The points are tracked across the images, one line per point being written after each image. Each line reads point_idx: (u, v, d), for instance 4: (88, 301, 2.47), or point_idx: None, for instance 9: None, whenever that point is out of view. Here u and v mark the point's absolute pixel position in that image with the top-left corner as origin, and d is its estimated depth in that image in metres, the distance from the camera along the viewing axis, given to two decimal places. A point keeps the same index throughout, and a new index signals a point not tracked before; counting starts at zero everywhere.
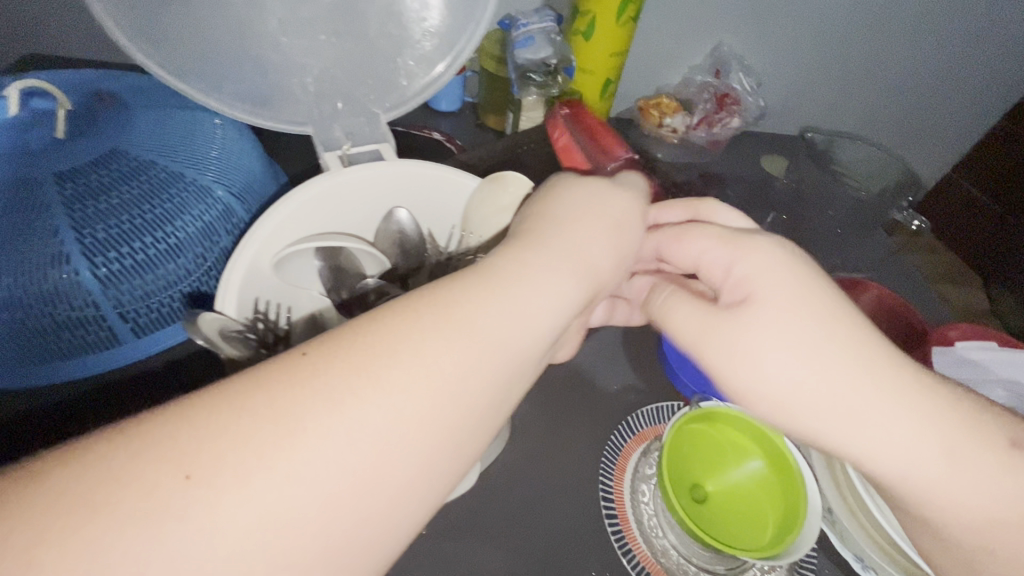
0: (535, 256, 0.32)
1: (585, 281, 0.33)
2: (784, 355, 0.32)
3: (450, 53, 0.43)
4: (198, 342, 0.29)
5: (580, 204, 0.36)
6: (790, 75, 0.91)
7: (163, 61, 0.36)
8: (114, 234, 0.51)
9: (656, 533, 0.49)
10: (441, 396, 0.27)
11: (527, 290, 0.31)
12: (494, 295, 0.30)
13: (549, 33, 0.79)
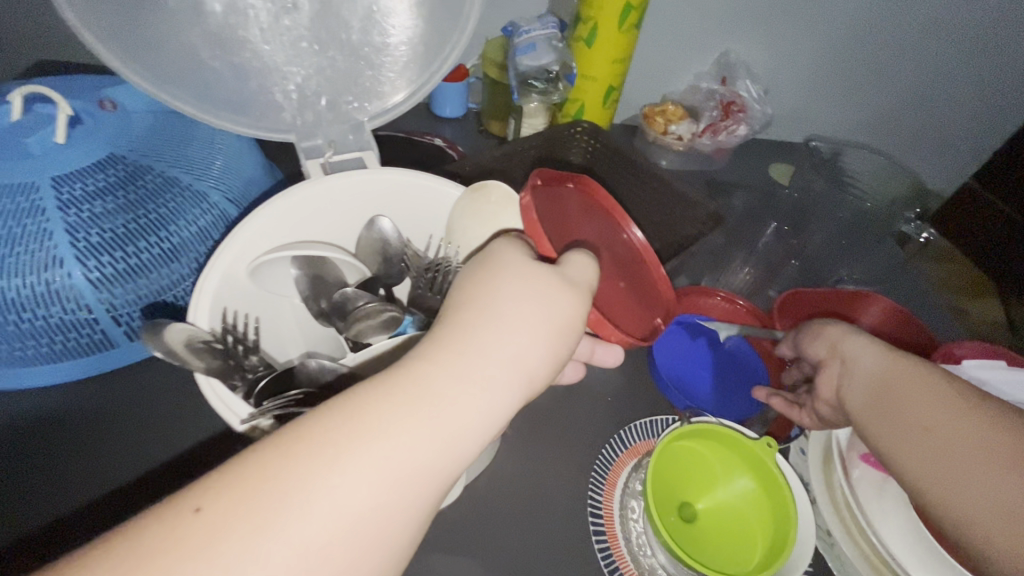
0: (463, 368, 0.28)
1: (519, 389, 0.29)
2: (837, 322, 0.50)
3: (434, 63, 0.42)
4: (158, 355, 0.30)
5: (521, 287, 0.31)
6: (800, 83, 0.90)
7: (142, 67, 0.37)
8: (109, 238, 0.52)
9: (644, 551, 0.48)
10: (358, 525, 0.24)
11: (451, 412, 0.27)
12: (416, 420, 0.26)
13: (551, 40, 0.79)
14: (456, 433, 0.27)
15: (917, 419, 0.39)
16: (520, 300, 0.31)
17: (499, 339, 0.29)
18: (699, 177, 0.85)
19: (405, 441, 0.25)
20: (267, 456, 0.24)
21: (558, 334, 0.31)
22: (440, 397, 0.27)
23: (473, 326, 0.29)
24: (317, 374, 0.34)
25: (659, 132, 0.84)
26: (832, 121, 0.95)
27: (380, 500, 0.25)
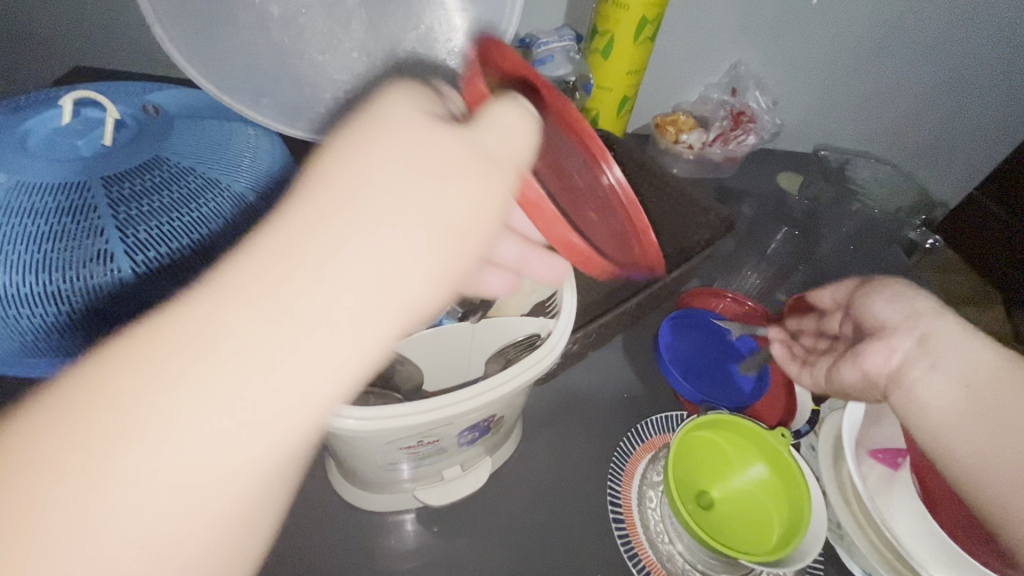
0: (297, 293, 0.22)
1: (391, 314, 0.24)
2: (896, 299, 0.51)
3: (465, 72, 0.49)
4: None
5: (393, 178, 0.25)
6: (807, 94, 0.93)
7: (208, 65, 0.43)
8: (154, 234, 0.53)
9: (662, 538, 0.50)
10: (207, 465, 0.21)
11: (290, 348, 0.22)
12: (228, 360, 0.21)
13: (569, 52, 0.81)
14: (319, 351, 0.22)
15: (991, 408, 0.42)
16: (385, 181, 0.24)
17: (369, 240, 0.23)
18: (710, 185, 0.88)
19: (228, 365, 0.21)
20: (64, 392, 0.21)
21: (450, 230, 0.25)
22: (265, 300, 0.22)
23: (319, 226, 0.23)
24: None
25: (671, 141, 0.87)
26: (840, 132, 0.98)
27: (234, 432, 0.21)
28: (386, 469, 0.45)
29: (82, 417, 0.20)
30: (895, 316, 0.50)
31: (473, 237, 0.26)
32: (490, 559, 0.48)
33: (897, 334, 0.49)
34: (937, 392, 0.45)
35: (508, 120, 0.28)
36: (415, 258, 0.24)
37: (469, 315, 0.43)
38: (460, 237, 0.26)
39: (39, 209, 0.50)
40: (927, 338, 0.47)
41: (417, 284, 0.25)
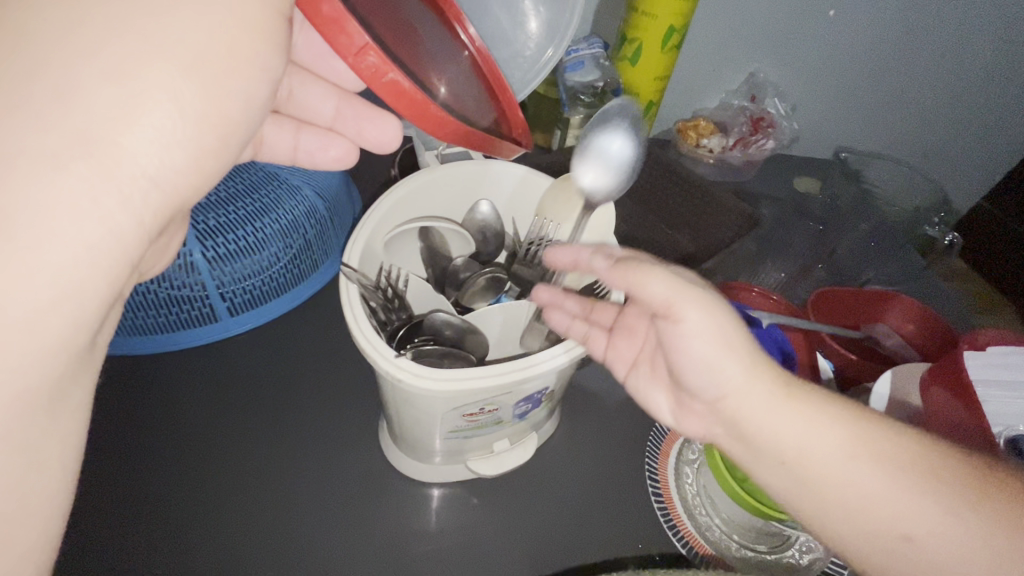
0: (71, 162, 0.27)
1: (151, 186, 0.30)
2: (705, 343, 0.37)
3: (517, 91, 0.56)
4: (344, 302, 0.35)
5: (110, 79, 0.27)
6: (824, 101, 0.97)
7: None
8: (221, 222, 0.59)
9: (699, 511, 0.52)
10: (57, 304, 0.27)
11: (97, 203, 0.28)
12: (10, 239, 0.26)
13: (598, 58, 0.87)
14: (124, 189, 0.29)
15: (819, 484, 0.36)
16: (144, 57, 0.28)
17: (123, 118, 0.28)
18: (732, 187, 0.92)
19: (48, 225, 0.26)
20: None
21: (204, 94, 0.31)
22: (72, 155, 0.27)
23: (78, 105, 0.27)
24: (441, 326, 0.41)
25: (692, 145, 0.91)
26: (857, 137, 1.02)
27: (60, 280, 0.27)
28: (446, 437, 0.48)
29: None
30: (698, 373, 0.38)
31: (221, 130, 0.33)
32: (535, 527, 0.52)
33: (710, 409, 0.40)
34: (779, 475, 0.38)
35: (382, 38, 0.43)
36: (172, 132, 0.30)
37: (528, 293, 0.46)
38: (209, 125, 0.32)
39: None
40: (734, 419, 0.38)
41: (178, 154, 0.31)
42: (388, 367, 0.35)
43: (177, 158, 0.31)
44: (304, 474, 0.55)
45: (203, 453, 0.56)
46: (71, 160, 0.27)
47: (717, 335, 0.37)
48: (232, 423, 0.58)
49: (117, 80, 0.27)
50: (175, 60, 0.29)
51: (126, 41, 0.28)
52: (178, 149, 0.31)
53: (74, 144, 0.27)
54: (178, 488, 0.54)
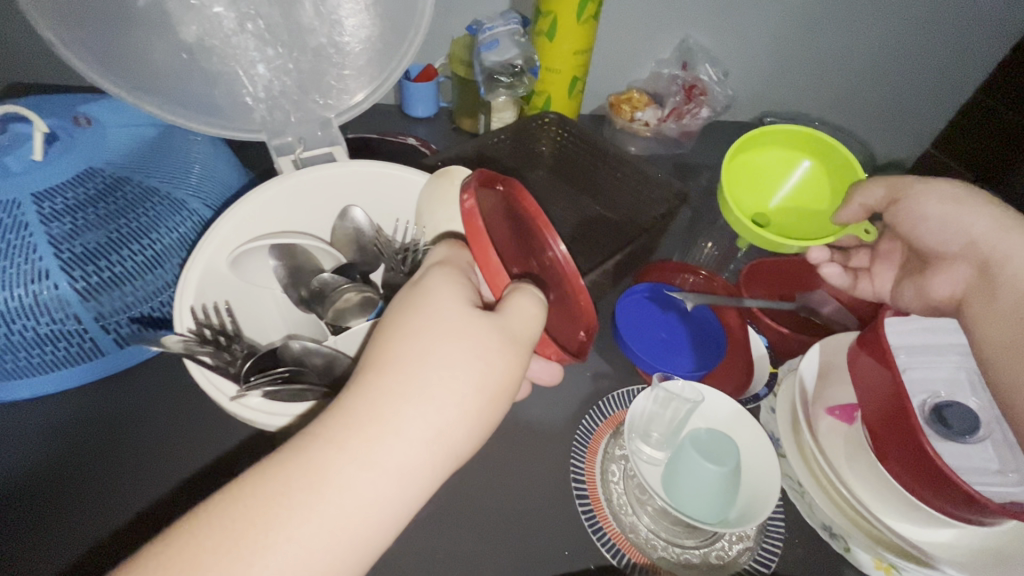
0: (345, 439, 0.29)
1: (437, 467, 0.30)
2: (944, 203, 0.52)
3: (383, 72, 0.44)
4: (171, 351, 0.30)
5: (442, 359, 0.31)
6: (756, 65, 0.93)
7: (103, 70, 0.37)
8: (91, 249, 0.53)
9: (624, 510, 0.50)
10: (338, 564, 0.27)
11: (363, 480, 0.28)
12: (299, 502, 0.27)
13: (514, 35, 0.81)
14: (374, 471, 0.28)
15: None
16: (432, 348, 0.32)
17: (408, 409, 0.30)
18: (667, 161, 0.89)
19: (337, 504, 0.28)
20: (235, 504, 0.27)
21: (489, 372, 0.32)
22: (395, 425, 0.29)
23: (381, 384, 0.30)
24: (301, 355, 0.36)
25: (627, 120, 0.87)
26: (787, 98, 0.99)
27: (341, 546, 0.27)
28: None
29: (237, 516, 0.27)
30: (935, 223, 0.52)
31: (495, 407, 0.33)
32: (456, 550, 0.47)
33: (964, 258, 0.51)
34: (1004, 323, 0.47)
35: (530, 311, 0.35)
36: (434, 406, 0.30)
37: None
38: (500, 384, 0.33)
39: None
40: (989, 264, 0.49)
41: (468, 424, 0.31)
42: (228, 407, 0.31)
43: (433, 435, 0.30)
44: (196, 512, 0.51)
45: (80, 500, 0.50)
46: (355, 440, 0.29)
47: (949, 201, 0.52)
48: (120, 466, 0.53)
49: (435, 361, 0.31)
50: (480, 363, 0.32)
51: (458, 340, 0.32)
52: (443, 426, 0.30)
53: (420, 429, 0.30)
54: (45, 550, 0.48)
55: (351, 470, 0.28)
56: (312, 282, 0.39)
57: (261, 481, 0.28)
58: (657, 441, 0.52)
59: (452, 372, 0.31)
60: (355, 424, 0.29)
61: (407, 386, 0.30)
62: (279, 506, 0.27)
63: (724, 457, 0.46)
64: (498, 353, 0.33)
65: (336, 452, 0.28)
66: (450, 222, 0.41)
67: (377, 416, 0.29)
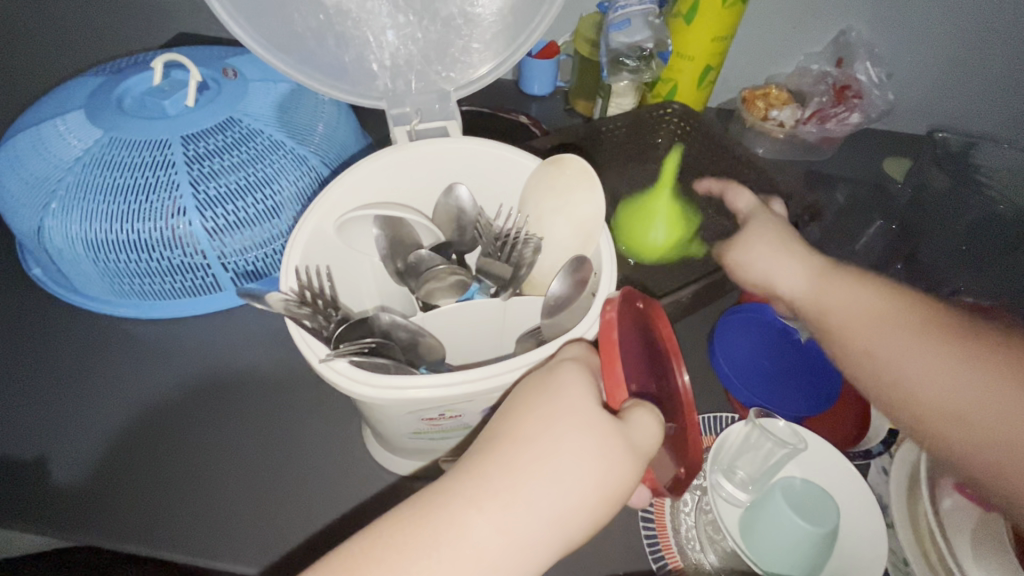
0: (476, 497, 0.30)
1: (556, 541, 0.30)
2: (745, 246, 0.55)
3: (513, 43, 0.42)
4: (276, 308, 0.32)
5: (574, 441, 0.31)
6: (928, 74, 0.78)
7: (249, 25, 0.38)
8: (222, 193, 0.58)
9: (693, 546, 0.46)
10: None
11: (488, 539, 0.29)
12: (429, 547, 0.29)
13: (648, 16, 0.75)
14: (504, 534, 0.29)
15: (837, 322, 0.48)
16: (563, 426, 0.31)
17: (536, 484, 0.30)
18: (800, 169, 0.79)
19: (464, 561, 0.29)
20: (376, 535, 0.30)
21: (619, 460, 0.31)
22: (523, 495, 0.30)
23: (515, 454, 0.31)
24: (389, 328, 0.37)
25: (758, 118, 0.79)
26: (974, 111, 0.80)
27: None
28: (410, 437, 0.44)
29: (378, 549, 0.29)
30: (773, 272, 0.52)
31: (617, 502, 0.32)
32: None
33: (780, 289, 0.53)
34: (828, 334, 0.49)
35: (652, 427, 0.32)
36: (566, 490, 0.30)
37: (500, 291, 0.40)
38: (631, 474, 0.32)
39: (128, 163, 0.56)
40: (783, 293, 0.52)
41: (592, 505, 0.31)
42: (318, 369, 0.32)
43: (556, 514, 0.30)
44: (280, 451, 0.54)
45: (190, 418, 0.57)
46: (484, 503, 0.30)
47: (749, 239, 0.55)
48: (223, 396, 0.58)
49: (565, 444, 0.31)
50: (608, 450, 0.31)
51: (587, 423, 0.31)
52: (567, 510, 0.30)
53: (544, 501, 0.30)
54: (156, 460, 0.54)
55: (477, 532, 0.29)
56: (410, 256, 0.40)
57: (400, 514, 0.30)
58: (740, 480, 0.46)
59: (588, 460, 0.31)
60: (487, 486, 0.30)
61: (545, 461, 0.30)
62: (412, 545, 0.29)
63: (822, 517, 0.42)
64: (631, 456, 0.31)
65: (464, 513, 0.29)
66: (554, 212, 0.39)
67: (505, 488, 0.30)
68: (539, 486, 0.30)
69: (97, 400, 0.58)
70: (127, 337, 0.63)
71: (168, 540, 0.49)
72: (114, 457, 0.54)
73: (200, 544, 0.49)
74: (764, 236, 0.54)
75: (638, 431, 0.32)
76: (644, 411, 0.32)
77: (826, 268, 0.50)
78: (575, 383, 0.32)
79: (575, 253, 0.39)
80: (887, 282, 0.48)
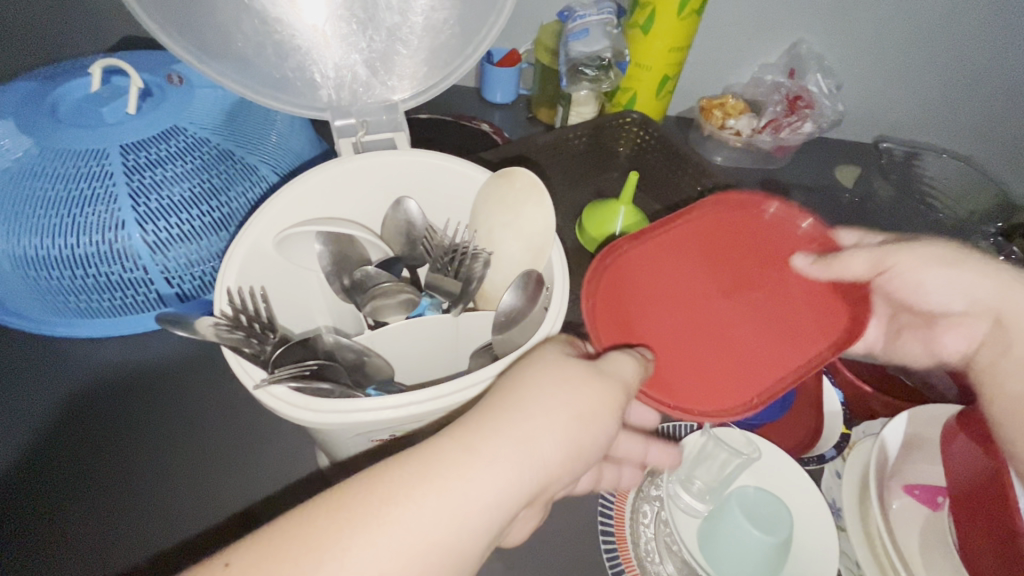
0: (466, 432, 0.29)
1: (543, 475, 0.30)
2: (936, 265, 0.45)
3: (462, 54, 0.41)
4: (205, 333, 0.30)
5: (561, 376, 0.32)
6: (874, 85, 0.81)
7: (181, 32, 0.36)
8: (164, 205, 0.55)
9: (653, 559, 0.44)
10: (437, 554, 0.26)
11: (480, 471, 0.28)
12: (413, 488, 0.27)
13: (606, 26, 0.76)
14: (495, 473, 0.28)
15: None
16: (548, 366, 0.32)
17: (525, 417, 0.30)
18: (757, 177, 0.81)
19: (452, 500, 0.27)
20: (339, 495, 0.27)
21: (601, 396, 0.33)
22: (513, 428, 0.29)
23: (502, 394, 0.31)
24: (333, 349, 0.35)
25: (716, 127, 0.80)
26: (918, 121, 0.83)
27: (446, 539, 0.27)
28: (351, 453, 0.41)
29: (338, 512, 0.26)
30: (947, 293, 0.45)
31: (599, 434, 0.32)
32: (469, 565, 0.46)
33: (975, 315, 0.44)
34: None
35: (630, 360, 0.35)
36: (556, 419, 0.30)
37: (452, 307, 0.39)
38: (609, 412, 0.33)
39: (61, 173, 0.53)
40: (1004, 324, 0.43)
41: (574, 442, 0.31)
42: (253, 395, 0.30)
43: (546, 447, 0.30)
44: (227, 473, 0.52)
45: (129, 442, 0.53)
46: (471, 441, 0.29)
47: (943, 258, 0.45)
48: (168, 415, 0.55)
49: (552, 379, 0.31)
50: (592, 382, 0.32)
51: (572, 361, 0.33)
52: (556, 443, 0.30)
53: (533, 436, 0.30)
54: (92, 487, 0.51)
55: (469, 469, 0.28)
56: (356, 273, 0.39)
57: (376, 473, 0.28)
58: (698, 490, 0.46)
59: (571, 396, 0.31)
60: (476, 420, 0.30)
61: (534, 400, 0.30)
62: (394, 489, 0.27)
63: (774, 526, 0.42)
64: (612, 384, 0.33)
65: (452, 450, 0.28)
66: (504, 227, 0.39)
67: (497, 421, 0.29)
68: (531, 415, 0.30)
69: (31, 424, 0.54)
70: (63, 356, 0.59)
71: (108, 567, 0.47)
72: (48, 482, 0.51)
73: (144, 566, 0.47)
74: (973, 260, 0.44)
75: (618, 365, 0.35)
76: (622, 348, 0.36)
77: None
78: (559, 331, 0.34)
79: (527, 268, 0.38)
80: None
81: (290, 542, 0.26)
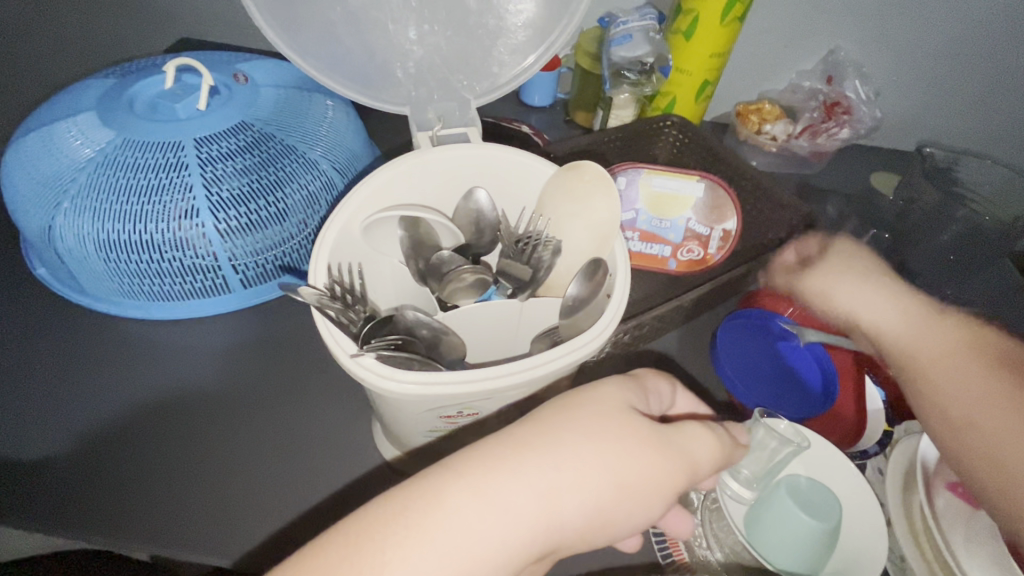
0: (536, 443, 0.32)
1: (587, 501, 0.32)
2: (847, 276, 0.55)
3: (540, 48, 0.44)
4: (309, 302, 0.33)
5: (621, 425, 0.34)
6: (912, 91, 0.82)
7: (280, 33, 0.40)
8: (234, 195, 0.58)
9: (699, 543, 0.47)
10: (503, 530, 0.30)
11: (537, 475, 0.31)
12: (496, 476, 0.30)
13: (648, 32, 0.78)
14: (547, 488, 0.31)
15: (919, 375, 0.48)
16: (617, 418, 0.34)
17: (584, 448, 0.32)
18: (793, 181, 0.82)
19: (509, 492, 0.30)
20: (440, 473, 0.31)
21: (654, 458, 0.34)
22: (573, 453, 0.32)
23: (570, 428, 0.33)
24: (413, 325, 0.38)
25: (753, 131, 0.81)
26: (957, 127, 0.84)
27: (498, 521, 0.30)
28: (424, 435, 0.45)
29: (430, 486, 0.30)
30: (852, 305, 0.54)
31: (643, 492, 0.33)
32: None
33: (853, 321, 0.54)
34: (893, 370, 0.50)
35: (698, 436, 0.37)
36: (610, 463, 0.32)
37: (517, 292, 0.41)
38: (662, 475, 0.34)
39: (140, 164, 0.56)
40: (864, 328, 0.53)
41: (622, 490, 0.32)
42: (348, 364, 0.32)
43: (599, 480, 0.32)
44: (287, 450, 0.55)
45: (192, 421, 0.56)
46: (537, 452, 0.32)
47: (852, 272, 0.55)
48: (229, 396, 0.58)
49: (615, 428, 0.34)
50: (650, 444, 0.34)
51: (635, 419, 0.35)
52: (605, 482, 0.32)
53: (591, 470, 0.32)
54: (159, 458, 0.53)
55: (528, 474, 0.31)
56: (431, 256, 0.41)
57: (429, 481, 0.30)
58: (746, 478, 0.47)
59: (620, 461, 0.33)
60: (542, 432, 0.33)
61: (580, 452, 0.32)
62: (466, 473, 0.30)
63: (822, 512, 0.43)
64: (669, 451, 0.34)
65: (518, 460, 0.31)
66: (572, 216, 0.41)
67: (559, 443, 0.32)
68: (589, 449, 0.32)
69: (98, 401, 0.57)
70: (130, 336, 0.62)
71: (171, 539, 0.49)
72: (117, 456, 0.53)
73: (205, 539, 0.49)
74: (883, 283, 0.54)
75: (686, 441, 0.36)
76: (694, 427, 0.37)
77: (891, 297, 0.53)
78: (630, 394, 0.37)
79: (592, 255, 0.40)
80: (987, 339, 0.48)
81: (333, 546, 0.29)
